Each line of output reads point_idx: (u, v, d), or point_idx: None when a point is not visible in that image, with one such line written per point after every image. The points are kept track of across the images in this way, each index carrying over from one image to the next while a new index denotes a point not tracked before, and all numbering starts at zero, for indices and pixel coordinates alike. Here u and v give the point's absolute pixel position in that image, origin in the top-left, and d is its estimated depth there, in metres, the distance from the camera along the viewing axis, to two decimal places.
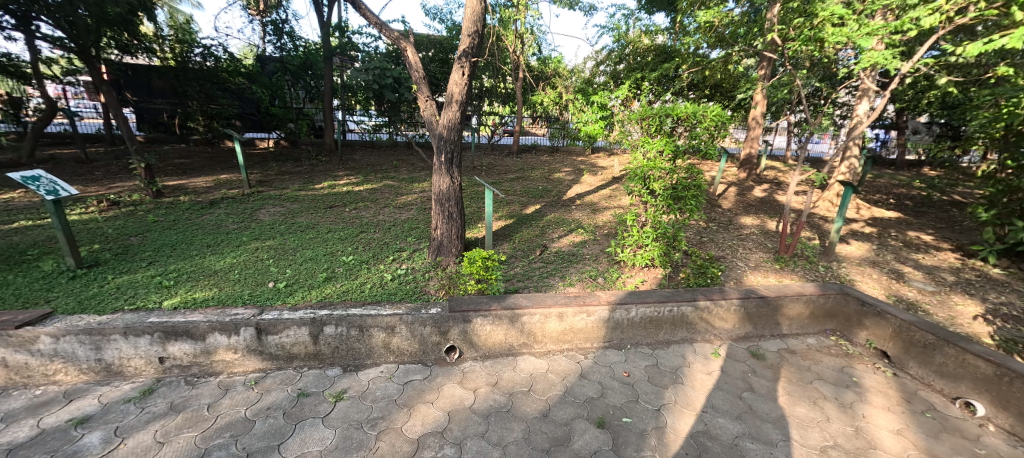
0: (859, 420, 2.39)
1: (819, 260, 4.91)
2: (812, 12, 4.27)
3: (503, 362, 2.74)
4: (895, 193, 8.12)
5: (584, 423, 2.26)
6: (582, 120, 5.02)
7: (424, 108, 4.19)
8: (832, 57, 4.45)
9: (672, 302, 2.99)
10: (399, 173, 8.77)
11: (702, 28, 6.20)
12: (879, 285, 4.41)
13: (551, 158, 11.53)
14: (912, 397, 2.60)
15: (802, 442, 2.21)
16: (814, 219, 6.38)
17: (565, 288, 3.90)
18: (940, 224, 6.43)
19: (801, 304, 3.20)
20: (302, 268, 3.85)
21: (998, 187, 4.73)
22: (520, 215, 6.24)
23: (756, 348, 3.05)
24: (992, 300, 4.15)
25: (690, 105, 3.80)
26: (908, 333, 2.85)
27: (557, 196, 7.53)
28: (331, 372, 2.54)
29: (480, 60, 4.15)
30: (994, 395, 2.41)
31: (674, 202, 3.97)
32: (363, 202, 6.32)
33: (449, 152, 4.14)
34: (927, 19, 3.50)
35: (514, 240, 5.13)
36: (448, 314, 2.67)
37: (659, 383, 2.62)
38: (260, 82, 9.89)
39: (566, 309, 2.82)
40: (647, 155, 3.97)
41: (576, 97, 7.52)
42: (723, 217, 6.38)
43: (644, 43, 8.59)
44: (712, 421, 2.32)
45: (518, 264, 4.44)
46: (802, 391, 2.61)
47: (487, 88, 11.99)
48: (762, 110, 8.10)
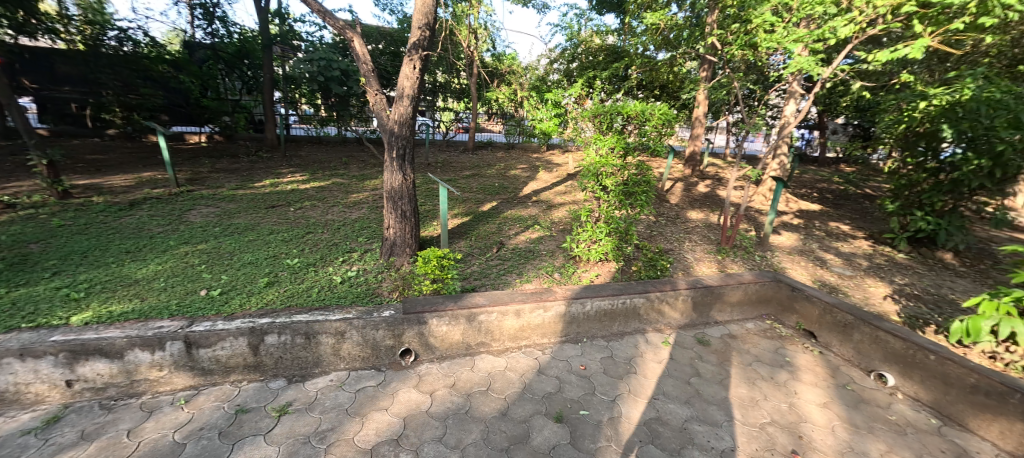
0: (791, 396, 2.58)
1: (755, 250, 5.27)
2: (746, 17, 4.51)
3: (460, 363, 2.69)
4: (818, 187, 8.88)
5: (542, 418, 2.26)
6: (537, 118, 5.00)
7: (374, 103, 4.03)
8: (764, 62, 4.74)
9: (626, 294, 3.08)
10: (348, 169, 8.45)
11: (645, 32, 6.43)
12: (806, 272, 4.80)
13: (507, 155, 11.48)
14: (836, 372, 2.85)
15: (744, 421, 2.34)
16: (751, 212, 6.83)
17: (521, 284, 3.93)
18: (855, 215, 7.10)
19: (740, 291, 3.41)
20: (239, 273, 3.58)
21: (902, 181, 5.33)
22: (476, 212, 6.20)
23: (702, 335, 3.21)
24: (898, 282, 4.64)
25: (639, 103, 3.90)
26: (831, 314, 3.11)
27: (514, 192, 7.55)
28: (273, 384, 2.37)
29: (432, 54, 4.04)
30: (901, 367, 2.68)
31: (625, 198, 4.06)
32: (309, 201, 6.00)
33: (401, 148, 4.01)
34: (843, 29, 3.76)
35: (470, 238, 5.09)
36: (402, 317, 2.59)
37: (614, 374, 2.68)
38: (188, 70, 9.01)
39: (523, 306, 2.82)
40: (600, 152, 4.03)
41: (531, 95, 7.59)
42: (671, 211, 6.67)
43: (595, 43, 8.91)
44: (663, 408, 2.41)
45: (475, 262, 4.41)
46: (742, 373, 2.77)
47: (441, 83, 12.14)
48: (705, 110, 8.54)
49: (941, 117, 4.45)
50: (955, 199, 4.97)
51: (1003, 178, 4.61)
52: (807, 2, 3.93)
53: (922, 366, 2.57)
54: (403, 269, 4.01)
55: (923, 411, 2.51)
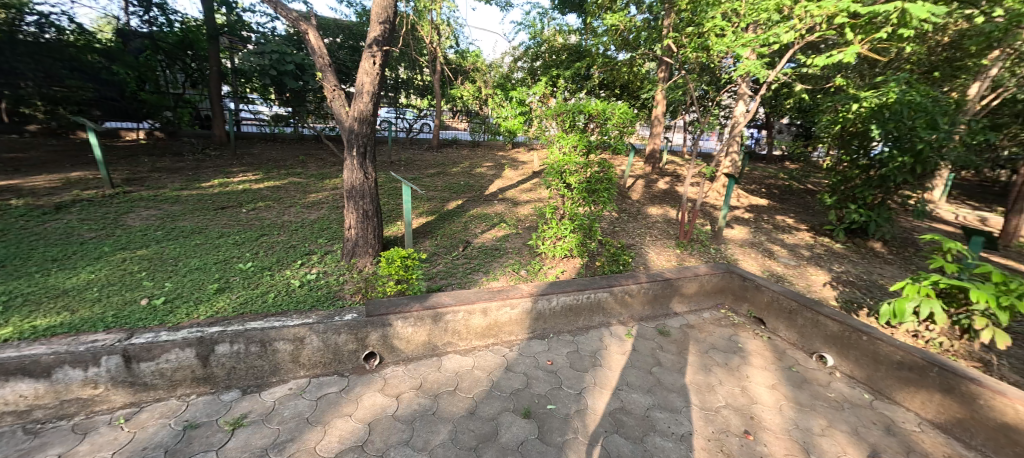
0: (744, 380, 2.72)
1: (710, 243, 5.51)
2: (699, 21, 4.71)
3: (426, 364, 2.64)
4: (766, 183, 9.42)
5: (510, 415, 2.27)
6: (502, 115, 5.14)
7: (332, 98, 3.88)
8: (717, 65, 4.96)
9: (590, 289, 3.14)
10: (305, 168, 8.13)
11: (606, 33, 6.57)
12: (756, 262, 5.08)
13: (472, 153, 11.42)
14: (783, 355, 3.04)
15: (702, 406, 2.45)
16: (706, 207, 7.14)
17: (488, 282, 3.92)
18: (799, 209, 7.59)
19: (697, 283, 3.56)
20: (186, 279, 3.36)
21: (838, 177, 5.74)
22: (441, 210, 6.13)
23: (663, 326, 3.32)
24: (836, 269, 5.01)
25: (600, 102, 4.00)
26: (778, 301, 3.30)
27: (479, 190, 7.51)
28: (225, 396, 2.24)
29: (393, 50, 3.94)
30: (839, 348, 2.88)
31: (588, 195, 4.12)
32: (263, 201, 5.72)
33: (362, 146, 3.89)
34: (786, 35, 3.98)
35: (436, 237, 5.02)
36: (365, 319, 2.51)
37: (580, 368, 2.73)
38: (122, 61, 8.09)
39: (490, 304, 2.81)
40: (563, 150, 4.07)
41: (495, 93, 7.61)
42: (632, 207, 6.86)
43: (558, 42, 9.03)
44: (626, 397, 2.48)
45: (441, 261, 4.35)
46: (700, 361, 2.90)
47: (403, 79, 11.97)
48: (663, 109, 8.85)
49: (869, 119, 5.00)
50: (884, 192, 5.39)
51: (923, 173, 5.04)
52: (753, 9, 4.15)
53: (857, 346, 2.78)
54: (365, 270, 3.90)
55: (857, 387, 2.72)
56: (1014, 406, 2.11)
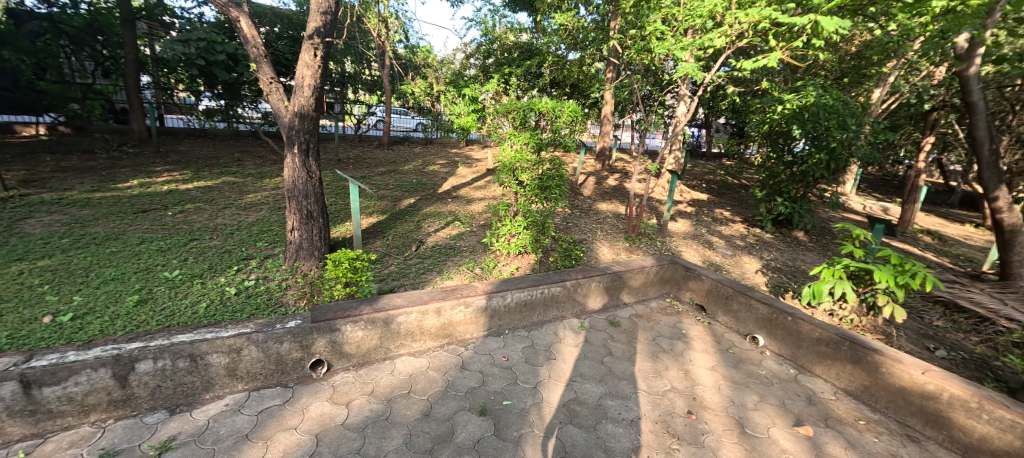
0: (687, 364, 2.88)
1: (656, 237, 5.78)
2: (642, 23, 4.89)
3: (377, 368, 2.56)
4: (706, 179, 10.01)
5: (465, 414, 2.25)
6: (455, 112, 5.11)
7: (269, 92, 3.64)
8: (659, 66, 5.18)
9: (544, 284, 3.18)
10: (241, 166, 7.59)
11: (556, 32, 6.66)
12: (697, 253, 5.38)
13: (424, 150, 11.19)
14: (720, 338, 3.24)
15: (649, 391, 2.56)
16: (652, 203, 7.47)
17: (441, 282, 3.87)
18: (735, 203, 8.14)
19: (644, 275, 3.71)
20: (99, 292, 3.03)
21: (767, 173, 6.20)
22: (392, 210, 5.96)
23: (613, 317, 3.44)
24: (767, 257, 5.42)
25: (550, 100, 4.05)
26: (717, 289, 3.52)
27: (432, 189, 7.37)
28: (149, 418, 2.05)
29: (335, 42, 3.75)
30: (768, 328, 3.12)
31: (541, 192, 4.15)
32: (193, 203, 5.27)
33: (304, 143, 3.70)
34: (719, 40, 4.22)
35: (387, 237, 4.88)
36: (311, 325, 2.39)
37: (535, 362, 2.76)
38: (16, 46, 7.13)
39: (444, 303, 2.77)
40: (514, 148, 4.08)
41: (447, 90, 7.52)
42: (584, 204, 7.03)
43: (509, 40, 9.06)
44: (580, 388, 2.54)
45: (393, 262, 4.23)
46: (648, 348, 3.03)
47: (350, 74, 11.39)
48: (611, 108, 9.13)
49: (792, 119, 5.45)
50: (805, 187, 5.90)
51: (837, 169, 5.57)
52: (691, 14, 4.38)
53: (783, 326, 3.02)
54: (311, 274, 3.70)
55: (784, 364, 2.95)
56: (909, 372, 2.37)
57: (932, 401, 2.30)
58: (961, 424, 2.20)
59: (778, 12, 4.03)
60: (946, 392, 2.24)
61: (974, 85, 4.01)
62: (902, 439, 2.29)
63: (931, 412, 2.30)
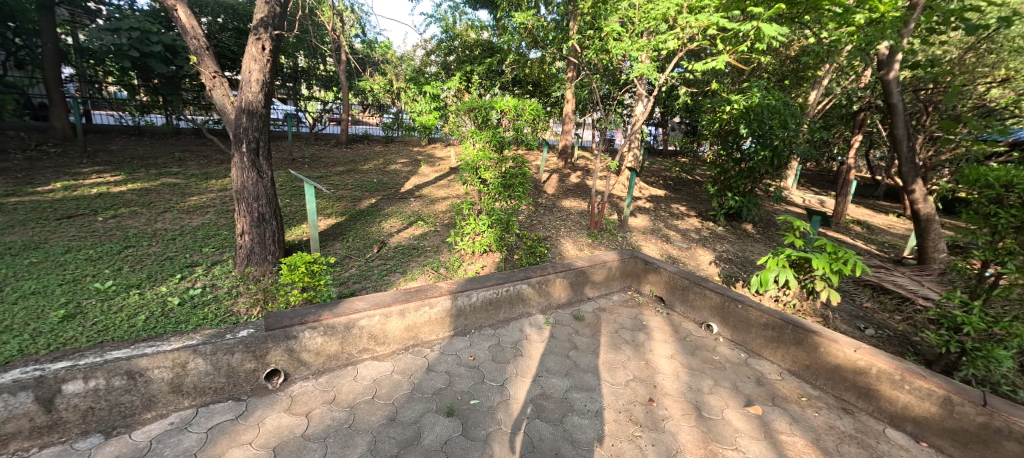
0: (647, 354, 2.97)
1: (618, 232, 5.93)
2: (600, 24, 4.97)
3: (339, 375, 2.47)
4: (663, 176, 10.38)
5: (433, 416, 2.21)
6: (416, 110, 5.03)
7: (212, 87, 3.43)
8: (617, 66, 5.30)
9: (509, 282, 3.17)
10: (183, 167, 7.09)
11: (517, 30, 6.68)
12: (656, 247, 5.57)
13: (385, 148, 10.90)
14: (678, 327, 3.38)
15: (613, 381, 2.62)
16: (613, 199, 7.66)
17: (405, 283, 3.79)
18: (691, 198, 8.49)
19: (606, 270, 3.78)
20: (16, 307, 2.74)
21: (718, 169, 6.50)
22: (353, 210, 5.76)
23: (578, 311, 3.49)
24: (720, 249, 5.70)
25: (511, 98, 4.01)
26: (674, 280, 3.65)
27: (394, 188, 7.19)
28: (81, 443, 1.87)
29: (284, 35, 3.57)
30: (721, 316, 3.28)
31: (504, 190, 4.15)
32: (128, 207, 4.87)
33: (254, 141, 3.50)
34: (672, 42, 4.37)
35: (347, 239, 4.71)
36: (265, 334, 2.27)
37: (502, 360, 2.76)
38: None
39: (408, 305, 2.70)
40: (476, 146, 4.05)
41: (409, 87, 7.40)
42: (548, 201, 7.10)
43: (470, 37, 9.02)
44: (546, 383, 2.56)
45: (353, 264, 4.09)
46: (611, 340, 3.10)
47: (303, 69, 10.89)
48: (573, 107, 9.27)
49: (741, 119, 5.74)
50: (753, 182, 6.25)
51: (780, 165, 5.95)
52: (646, 16, 4.51)
53: (734, 313, 3.19)
54: (264, 280, 3.51)
55: (735, 349, 3.11)
56: (843, 350, 2.56)
57: (862, 376, 2.49)
58: (887, 395, 2.40)
59: (724, 18, 4.22)
60: (874, 367, 2.43)
61: (893, 89, 4.46)
62: (839, 411, 2.48)
63: (861, 386, 2.50)
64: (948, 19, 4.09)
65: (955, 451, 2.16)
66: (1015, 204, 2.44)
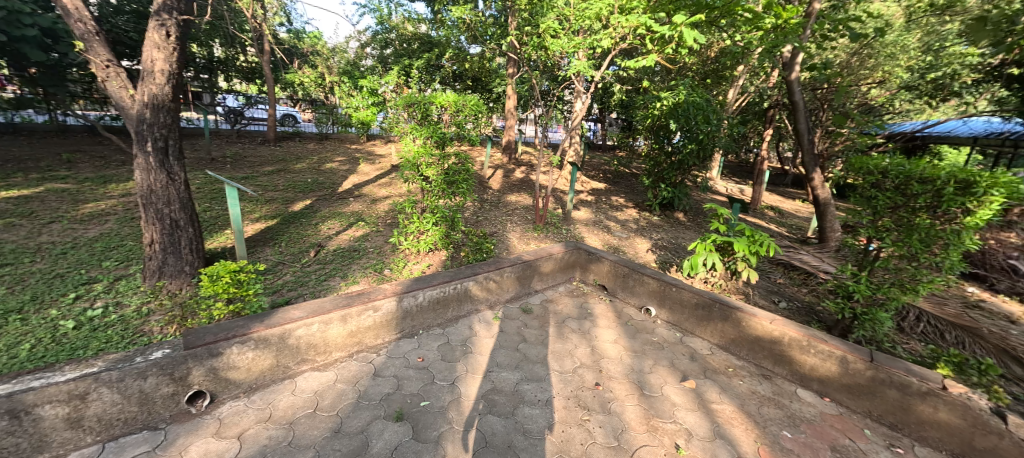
0: (593, 340, 3.08)
1: (562, 225, 6.07)
2: (537, 21, 5.03)
3: (275, 390, 2.32)
4: (602, 169, 10.79)
5: (381, 422, 2.15)
6: (354, 105, 4.83)
7: (106, 78, 3.04)
8: (555, 62, 5.42)
9: (456, 279, 3.14)
10: (74, 170, 6.24)
11: (455, 25, 6.60)
12: (599, 238, 5.79)
13: (318, 146, 10.33)
14: (621, 313, 3.54)
15: (561, 370, 2.70)
16: (557, 193, 7.83)
17: (347, 287, 3.63)
18: (628, 190, 8.91)
19: (552, 262, 3.86)
20: None
21: (651, 162, 6.87)
22: (285, 213, 5.40)
23: (526, 304, 3.55)
24: (656, 237, 6.05)
25: (451, 94, 3.94)
26: (616, 269, 3.82)
27: (331, 188, 6.83)
28: None
29: (192, 21, 3.25)
30: (659, 300, 3.48)
31: (448, 187, 4.10)
32: (4, 218, 4.21)
33: (162, 139, 3.16)
34: (605, 41, 4.54)
35: (279, 244, 4.41)
36: (184, 353, 2.07)
37: (451, 359, 2.73)
38: None
39: (349, 310, 2.59)
40: (417, 143, 3.95)
41: (344, 80, 7.05)
42: (493, 197, 7.11)
43: (408, 30, 8.77)
44: (497, 377, 2.58)
45: (288, 271, 3.85)
46: (558, 330, 3.18)
47: (221, 59, 9.81)
48: (515, 103, 9.33)
49: (671, 114, 6.11)
50: (683, 174, 6.69)
51: (706, 157, 6.43)
52: (580, 15, 4.65)
53: (670, 296, 3.40)
54: (180, 294, 3.19)
55: (672, 329, 3.32)
56: (761, 322, 2.83)
57: (777, 344, 2.77)
58: (798, 359, 2.69)
59: (652, 19, 4.44)
60: (786, 336, 2.72)
61: (795, 88, 4.97)
62: (759, 377, 2.74)
63: (776, 353, 2.78)
64: (837, 28, 4.62)
65: (851, 402, 2.48)
66: (889, 187, 2.81)
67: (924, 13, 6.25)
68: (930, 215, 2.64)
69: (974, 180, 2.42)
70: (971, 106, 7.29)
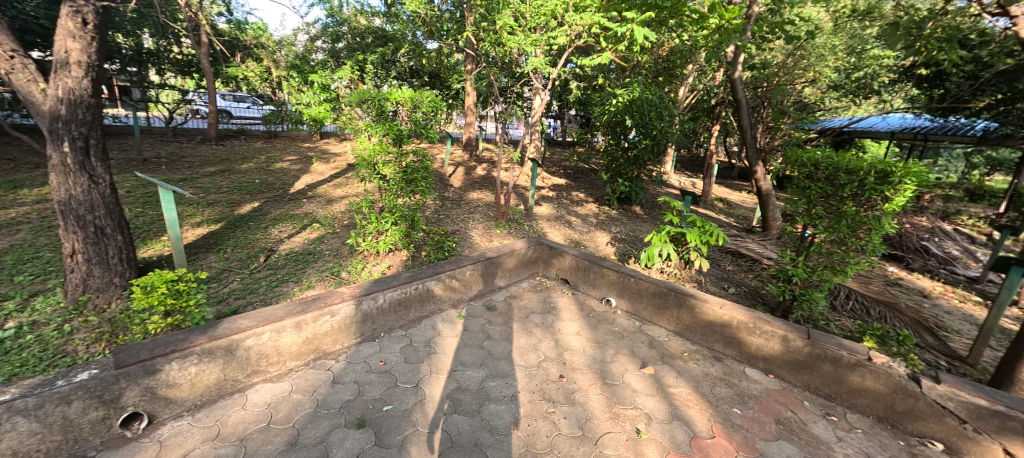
0: (557, 333, 3.14)
1: (524, 221, 6.12)
2: (492, 17, 5.05)
3: (224, 405, 2.20)
4: (562, 165, 10.97)
5: (342, 431, 2.09)
6: (305, 103, 4.56)
7: (11, 71, 2.74)
8: (512, 58, 5.45)
9: (417, 280, 3.10)
10: None
11: (411, 19, 6.52)
12: (560, 233, 5.89)
13: (266, 144, 9.80)
14: (583, 305, 3.63)
15: (526, 364, 2.73)
16: (518, 189, 7.89)
17: (301, 292, 3.49)
18: (587, 185, 9.11)
19: (514, 258, 3.89)
20: None
21: (608, 158, 7.06)
22: (231, 216, 5.10)
23: (490, 301, 3.56)
24: (615, 230, 6.23)
25: (407, 90, 3.86)
26: (578, 263, 3.90)
27: (283, 189, 6.53)
28: None
29: (112, 8, 2.98)
30: (620, 290, 3.60)
31: (406, 185, 4.03)
32: None
33: (82, 137, 2.89)
34: (560, 38, 4.63)
35: (224, 250, 4.17)
36: (115, 373, 1.92)
37: (415, 360, 2.70)
38: None
39: (304, 316, 2.50)
40: (373, 140, 3.85)
41: (294, 75, 6.76)
42: (455, 195, 7.06)
43: (361, 23, 8.55)
44: (462, 376, 2.58)
45: (234, 278, 3.65)
46: (523, 325, 3.22)
47: (152, 50, 9.16)
48: (473, 100, 9.28)
49: (626, 111, 6.31)
50: (639, 169, 6.93)
51: (659, 152, 6.70)
52: (536, 12, 4.69)
53: (630, 287, 3.51)
54: (110, 309, 2.94)
55: (632, 319, 3.45)
56: (713, 308, 2.99)
57: (727, 327, 2.94)
58: (746, 341, 2.87)
59: (604, 18, 4.55)
60: (735, 319, 2.89)
61: (738, 86, 5.28)
62: (712, 360, 2.90)
63: (726, 336, 2.95)
64: (774, 30, 4.95)
65: (792, 377, 2.68)
66: (821, 178, 3.05)
67: (847, 18, 6.83)
68: (855, 202, 2.90)
69: (891, 170, 2.68)
70: (889, 103, 8.02)
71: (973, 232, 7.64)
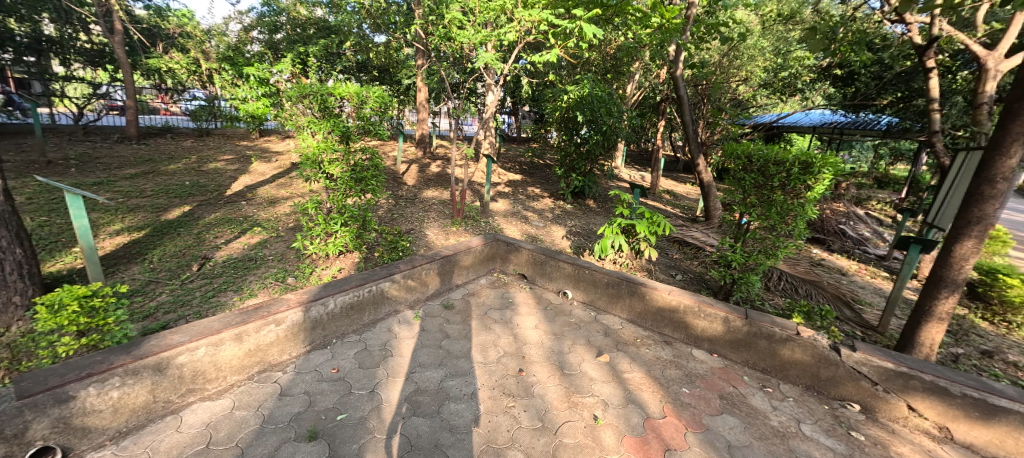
0: (515, 328, 3.17)
1: (480, 218, 6.10)
2: (441, 12, 4.98)
3: (156, 428, 2.04)
4: (517, 161, 11.02)
5: (292, 444, 2.00)
6: (239, 97, 4.33)
7: None
8: (462, 53, 5.39)
9: (371, 281, 3.01)
10: None
11: (355, 11, 6.32)
12: (517, 228, 5.93)
13: (197, 143, 9.08)
14: (540, 299, 3.69)
15: (485, 361, 2.75)
16: (474, 186, 7.84)
17: (242, 302, 3.28)
18: (542, 180, 9.23)
19: (471, 255, 3.88)
20: None
21: (561, 153, 7.18)
22: (158, 223, 4.69)
23: (447, 300, 3.53)
24: (570, 224, 6.36)
25: (350, 85, 3.67)
26: (535, 257, 3.95)
27: (218, 191, 6.08)
28: None
29: None
30: (575, 282, 3.69)
31: (356, 184, 3.89)
32: None
33: None
34: (509, 35, 4.65)
35: (150, 260, 3.83)
36: (18, 405, 1.72)
37: (370, 365, 2.63)
38: None
39: (245, 326, 2.36)
40: (317, 137, 3.66)
41: (228, 68, 6.31)
42: (409, 193, 6.89)
43: (300, 13, 8.20)
44: (420, 377, 2.55)
45: (163, 290, 3.37)
46: (482, 322, 3.23)
47: (54, 38, 8.30)
48: (425, 96, 9.11)
49: (576, 107, 6.45)
50: (591, 163, 7.12)
51: (610, 147, 6.91)
52: (485, 8, 4.62)
53: (585, 278, 3.61)
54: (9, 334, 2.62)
55: (587, 309, 3.55)
56: (662, 294, 3.15)
57: (674, 312, 3.11)
58: (692, 324, 3.05)
59: (552, 15, 4.59)
60: (682, 304, 3.06)
61: (680, 84, 5.54)
62: (662, 344, 3.06)
63: (675, 321, 3.12)
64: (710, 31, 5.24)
65: (733, 355, 2.88)
66: (754, 170, 3.28)
67: (773, 20, 7.37)
68: (783, 192, 3.15)
69: (812, 161, 2.94)
70: (811, 100, 8.76)
71: (881, 215, 8.56)
